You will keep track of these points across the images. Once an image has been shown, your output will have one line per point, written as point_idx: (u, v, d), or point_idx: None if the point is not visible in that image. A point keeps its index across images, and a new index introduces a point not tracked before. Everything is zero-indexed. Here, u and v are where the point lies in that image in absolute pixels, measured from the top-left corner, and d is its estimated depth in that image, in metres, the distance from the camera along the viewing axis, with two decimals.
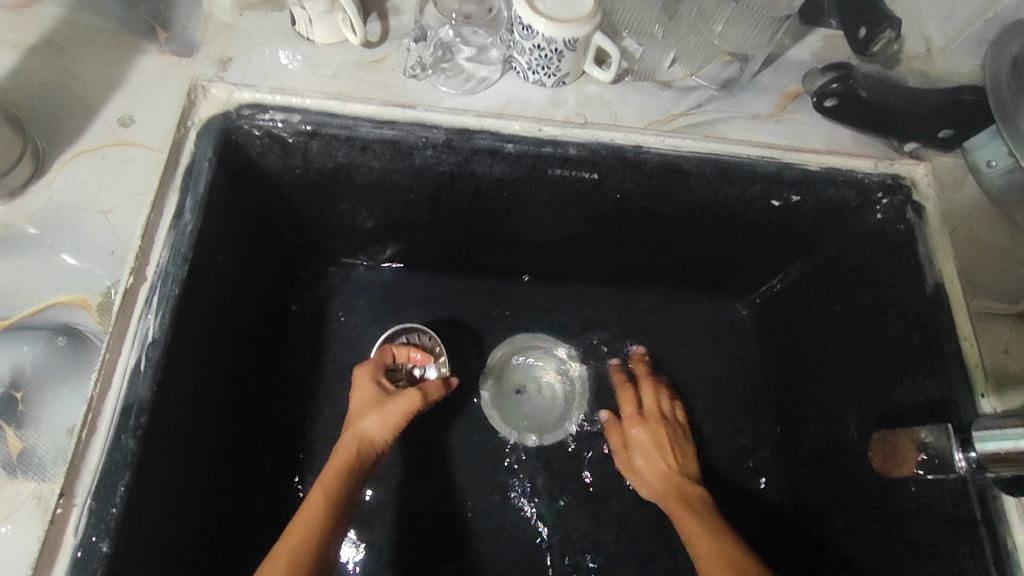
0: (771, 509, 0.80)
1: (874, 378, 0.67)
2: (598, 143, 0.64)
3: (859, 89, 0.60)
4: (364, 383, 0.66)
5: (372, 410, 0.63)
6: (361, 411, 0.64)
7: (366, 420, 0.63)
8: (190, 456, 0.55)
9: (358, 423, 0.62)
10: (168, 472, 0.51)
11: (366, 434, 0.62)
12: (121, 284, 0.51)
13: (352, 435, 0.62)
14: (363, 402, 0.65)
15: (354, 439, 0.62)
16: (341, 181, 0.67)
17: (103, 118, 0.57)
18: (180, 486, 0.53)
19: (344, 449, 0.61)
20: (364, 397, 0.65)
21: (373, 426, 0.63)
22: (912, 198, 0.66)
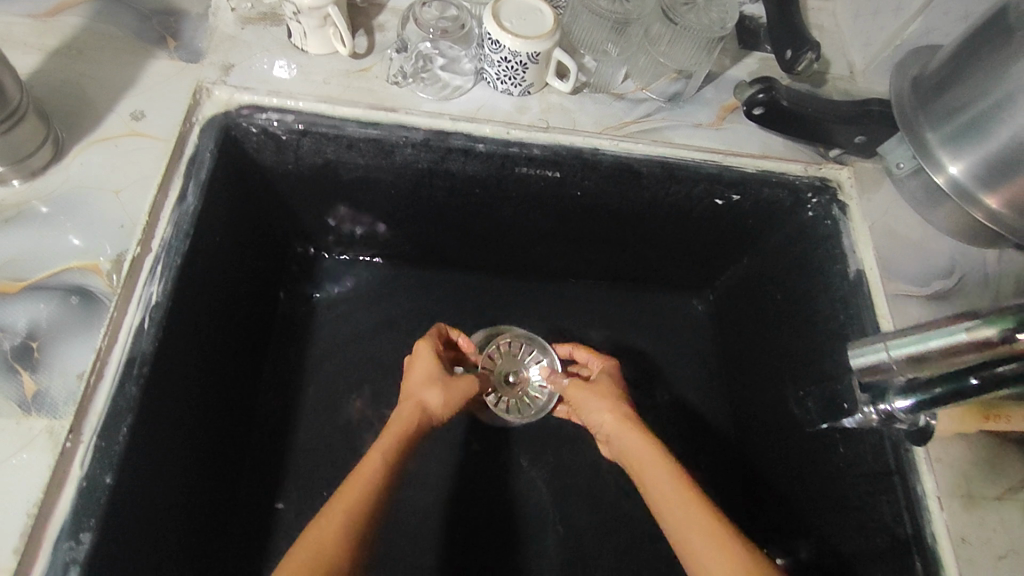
0: (724, 485, 0.86)
1: (803, 354, 0.75)
2: (559, 145, 0.72)
3: (782, 99, 0.69)
4: (422, 358, 0.73)
5: (434, 384, 0.70)
6: (419, 383, 0.70)
7: (427, 392, 0.69)
8: (188, 412, 0.61)
9: (424, 395, 0.69)
10: (168, 421, 0.57)
11: (430, 408, 0.68)
12: (129, 254, 0.58)
13: (412, 404, 0.68)
14: (422, 375, 0.71)
15: (414, 407, 0.67)
16: (330, 176, 0.74)
17: (118, 112, 0.64)
18: (179, 437, 0.59)
19: (405, 415, 0.66)
20: (424, 370, 0.71)
21: (436, 397, 0.69)
22: (838, 197, 0.75)
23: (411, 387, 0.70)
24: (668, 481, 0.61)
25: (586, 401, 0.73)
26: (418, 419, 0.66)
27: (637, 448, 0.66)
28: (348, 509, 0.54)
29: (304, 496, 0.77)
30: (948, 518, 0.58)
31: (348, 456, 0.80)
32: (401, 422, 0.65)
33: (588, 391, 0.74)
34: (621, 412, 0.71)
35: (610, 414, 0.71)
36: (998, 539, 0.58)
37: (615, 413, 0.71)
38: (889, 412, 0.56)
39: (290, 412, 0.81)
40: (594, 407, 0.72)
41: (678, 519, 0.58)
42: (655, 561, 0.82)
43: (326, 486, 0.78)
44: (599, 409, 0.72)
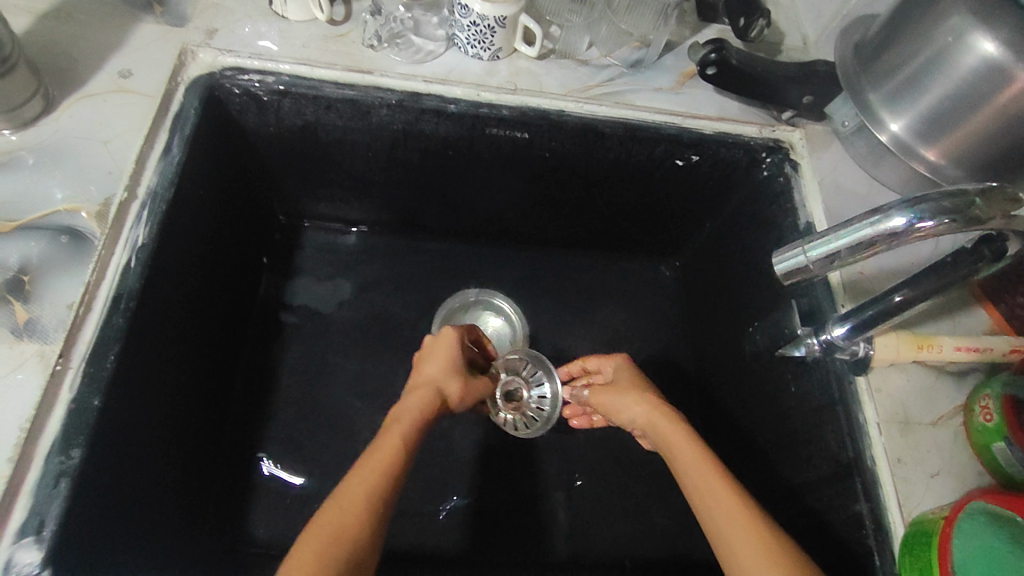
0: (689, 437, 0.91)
1: (757, 304, 0.80)
2: (527, 107, 0.76)
3: (731, 57, 0.73)
4: (447, 346, 0.71)
5: (455, 374, 0.69)
6: (441, 371, 0.69)
7: (449, 380, 0.68)
8: (172, 354, 0.64)
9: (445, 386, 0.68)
10: (152, 359, 0.61)
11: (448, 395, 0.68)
12: (116, 198, 0.61)
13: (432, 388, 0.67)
14: (443, 362, 0.70)
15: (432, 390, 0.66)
16: (310, 138, 0.78)
17: (106, 71, 0.68)
18: (163, 376, 0.63)
19: (424, 400, 0.64)
20: (448, 358, 0.70)
21: (455, 388, 0.69)
22: (789, 156, 0.79)
23: (434, 373, 0.68)
24: (702, 462, 0.56)
25: (614, 399, 0.69)
26: (434, 402, 0.65)
27: (668, 431, 0.62)
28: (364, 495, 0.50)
29: (286, 446, 0.81)
30: (887, 442, 0.63)
31: (329, 407, 0.84)
32: (417, 407, 0.63)
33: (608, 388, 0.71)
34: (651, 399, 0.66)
35: (640, 404, 0.66)
36: (931, 459, 0.62)
37: (643, 403, 0.66)
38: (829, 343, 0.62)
39: (270, 372, 0.85)
40: (619, 401, 0.68)
41: (711, 502, 0.53)
42: (624, 508, 0.86)
43: (308, 436, 0.82)
44: (625, 399, 0.68)
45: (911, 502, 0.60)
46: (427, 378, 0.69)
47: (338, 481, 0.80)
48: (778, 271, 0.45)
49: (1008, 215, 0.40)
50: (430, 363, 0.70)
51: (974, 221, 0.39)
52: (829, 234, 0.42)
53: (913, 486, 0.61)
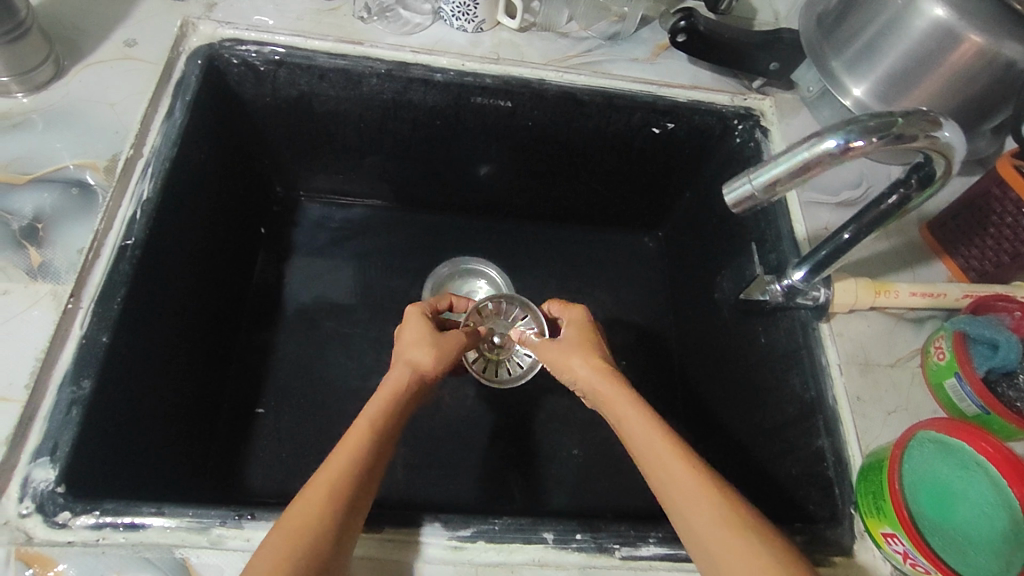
0: (670, 391, 0.94)
1: (725, 265, 0.84)
2: (509, 76, 0.80)
3: (699, 25, 0.76)
4: (413, 320, 0.70)
5: (424, 344, 0.65)
6: (409, 343, 0.66)
7: (415, 351, 0.64)
8: (178, 304, 0.69)
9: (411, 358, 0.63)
10: (158, 307, 0.65)
11: (418, 365, 0.64)
12: (123, 155, 0.65)
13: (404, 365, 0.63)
14: (415, 334, 0.67)
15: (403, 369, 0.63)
16: (303, 108, 0.83)
17: (113, 40, 0.72)
18: (170, 324, 0.67)
19: (393, 381, 0.61)
20: (415, 331, 0.67)
21: (425, 356, 0.64)
22: (760, 123, 0.84)
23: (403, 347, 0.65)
24: (656, 436, 0.53)
25: (556, 355, 0.65)
26: (408, 384, 0.62)
27: (617, 402, 0.58)
28: (326, 484, 0.50)
29: (282, 404, 0.85)
30: (847, 380, 0.65)
31: (324, 368, 0.88)
32: (388, 391, 0.60)
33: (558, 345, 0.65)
34: (595, 361, 0.62)
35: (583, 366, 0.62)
36: (889, 397, 0.64)
37: (585, 363, 0.62)
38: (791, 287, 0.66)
39: (268, 337, 0.89)
40: (564, 359, 0.64)
41: (667, 484, 0.50)
42: (606, 463, 0.90)
43: (304, 395, 0.86)
44: (568, 359, 0.64)
45: (869, 437, 0.62)
46: (401, 355, 0.66)
47: (333, 436, 0.84)
48: (728, 202, 0.47)
49: (928, 134, 0.45)
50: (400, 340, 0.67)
51: (898, 139, 0.44)
52: (769, 162, 0.45)
53: (871, 421, 0.63)
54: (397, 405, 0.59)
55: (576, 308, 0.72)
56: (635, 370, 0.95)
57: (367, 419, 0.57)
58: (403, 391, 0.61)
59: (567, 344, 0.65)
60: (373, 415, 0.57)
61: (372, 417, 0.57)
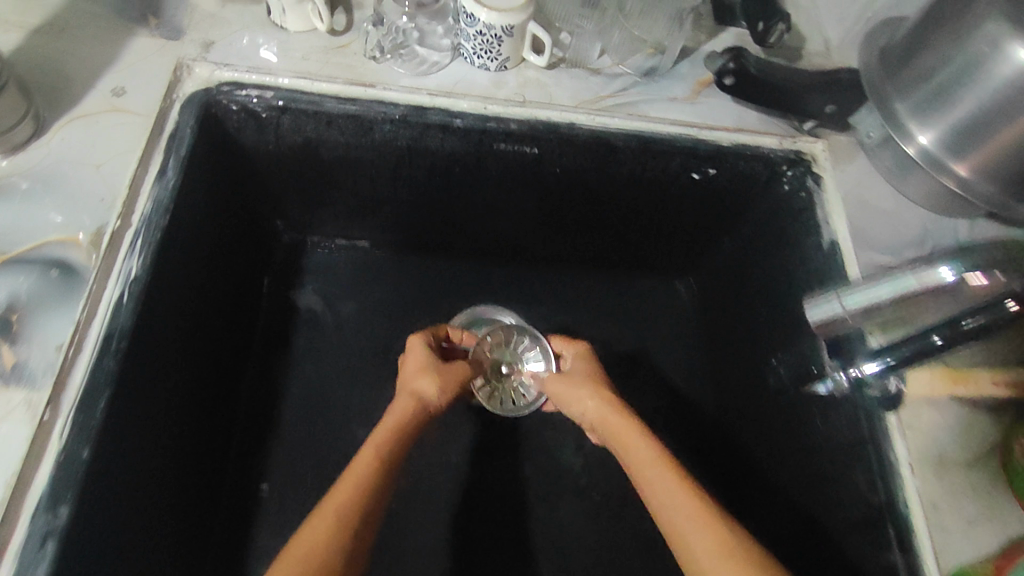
0: (703, 469, 0.90)
1: (778, 330, 0.78)
2: (536, 120, 0.73)
3: (750, 68, 0.70)
4: (417, 349, 0.76)
5: (430, 374, 0.72)
6: (416, 375, 0.73)
7: (421, 380, 0.71)
8: (184, 385, 0.66)
9: (415, 386, 0.70)
10: (165, 390, 0.62)
11: (423, 396, 0.70)
12: (109, 227, 0.59)
13: (410, 394, 0.70)
14: (419, 364, 0.74)
15: (410, 397, 0.70)
16: (311, 155, 0.76)
17: (99, 88, 0.65)
18: (179, 406, 0.65)
19: (401, 407, 0.68)
20: (418, 361, 0.74)
21: (430, 387, 0.71)
22: (811, 170, 0.76)
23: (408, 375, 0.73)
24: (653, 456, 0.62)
25: (568, 389, 0.74)
26: (413, 411, 0.68)
27: (623, 430, 0.67)
28: (342, 502, 0.55)
29: (292, 473, 0.80)
30: (920, 484, 0.59)
31: (336, 431, 0.83)
32: (394, 418, 0.66)
33: (568, 381, 0.74)
34: (604, 397, 0.71)
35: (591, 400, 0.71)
36: (971, 506, 0.58)
37: (597, 399, 0.71)
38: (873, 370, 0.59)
39: (274, 396, 0.83)
40: (574, 394, 0.73)
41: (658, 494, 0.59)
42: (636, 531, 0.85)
43: (316, 464, 0.81)
44: (578, 394, 0.73)
45: (947, 553, 0.56)
46: (407, 384, 0.72)
47: None
48: None
49: None
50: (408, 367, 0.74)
51: None
52: None
53: (949, 535, 0.57)
54: (404, 431, 0.65)
55: (581, 347, 0.81)
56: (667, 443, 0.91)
57: (371, 451, 0.61)
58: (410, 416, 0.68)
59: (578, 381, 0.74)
60: (382, 438, 0.64)
61: (382, 441, 0.63)
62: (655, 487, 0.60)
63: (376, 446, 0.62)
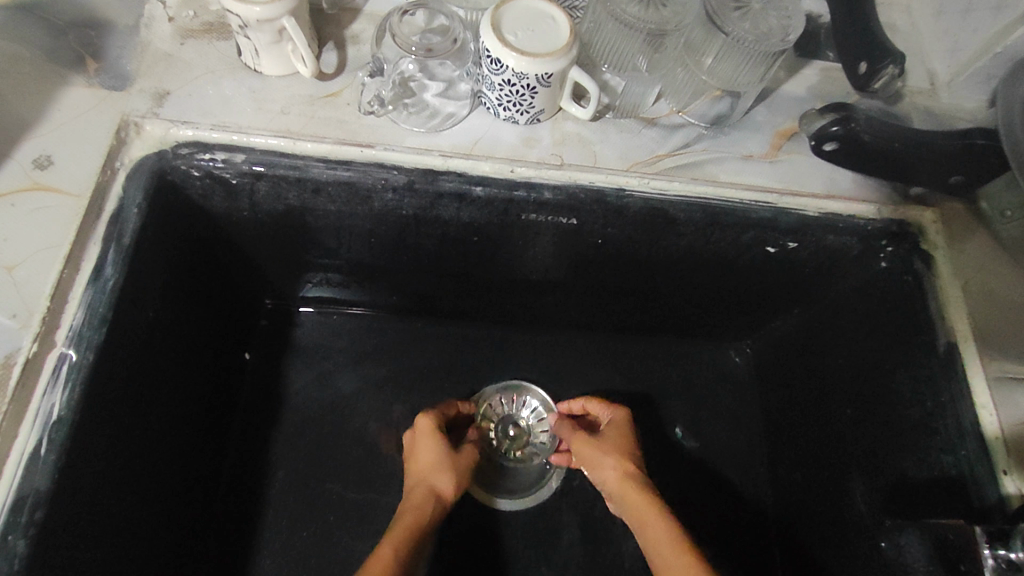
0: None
1: (882, 447, 0.60)
2: (576, 185, 0.57)
3: (862, 133, 0.56)
4: (423, 437, 0.64)
5: (443, 467, 0.62)
6: (432, 465, 0.61)
7: (439, 477, 0.61)
8: (145, 508, 0.55)
9: (425, 478, 0.60)
10: (118, 526, 0.51)
11: (436, 489, 0.60)
12: (22, 354, 0.45)
13: (424, 490, 0.59)
14: (430, 456, 0.62)
15: (424, 492, 0.59)
16: (296, 224, 0.61)
17: (17, 158, 0.52)
18: (139, 527, 0.54)
19: (416, 507, 0.57)
20: (428, 446, 0.63)
21: (444, 481, 0.61)
22: (920, 246, 0.60)
23: (417, 466, 0.62)
24: (671, 539, 0.52)
25: (590, 454, 0.62)
26: (428, 507, 0.58)
27: (644, 507, 0.56)
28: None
29: None
30: None
31: (327, 549, 0.68)
32: (411, 518, 0.56)
33: (591, 444, 0.63)
34: (629, 468, 0.60)
35: (614, 470, 0.60)
36: None
37: (627, 472, 0.59)
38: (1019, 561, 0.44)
39: (256, 506, 0.69)
40: (594, 459, 0.62)
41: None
42: None
43: None
44: (601, 461, 0.61)
45: None
46: (416, 475, 0.62)
47: None
48: None
49: None
50: (420, 455, 0.62)
51: None
52: None
53: None
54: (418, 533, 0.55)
55: (606, 409, 0.69)
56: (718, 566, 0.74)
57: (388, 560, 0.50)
58: (427, 512, 0.57)
59: (601, 442, 0.63)
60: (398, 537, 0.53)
61: (397, 543, 0.52)
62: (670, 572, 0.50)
63: (390, 550, 0.51)
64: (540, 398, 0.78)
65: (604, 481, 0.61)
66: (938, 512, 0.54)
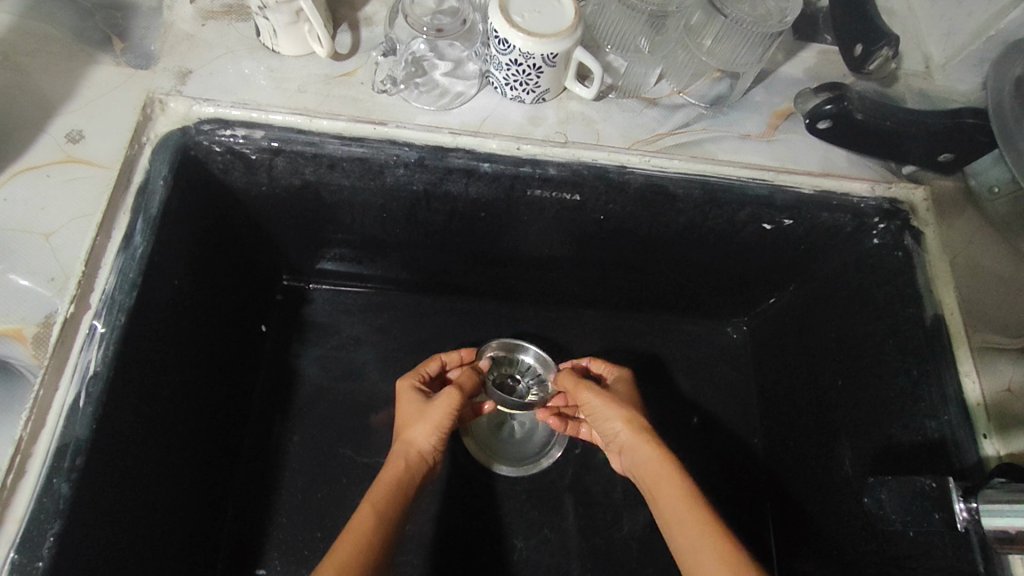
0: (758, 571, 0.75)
1: (870, 413, 0.63)
2: (579, 163, 0.60)
3: (854, 111, 0.58)
4: (406, 398, 0.67)
5: (416, 419, 0.64)
6: (412, 420, 0.64)
7: (413, 431, 0.63)
8: (179, 466, 0.59)
9: (404, 436, 0.63)
10: (155, 477, 0.55)
11: (412, 444, 0.63)
12: (60, 315, 0.49)
13: (402, 445, 0.63)
14: (412, 410, 0.65)
15: (403, 449, 0.62)
16: (310, 198, 0.64)
17: (51, 133, 0.55)
18: (177, 484, 0.59)
19: (394, 465, 0.61)
20: (412, 404, 0.66)
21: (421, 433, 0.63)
22: (911, 222, 0.62)
23: (403, 420, 0.65)
24: (675, 489, 0.56)
25: (596, 406, 0.65)
26: (409, 464, 0.61)
27: (655, 465, 0.59)
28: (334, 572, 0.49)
29: (289, 559, 0.69)
30: None
31: (340, 512, 0.72)
32: (392, 476, 0.59)
33: (598, 395, 0.65)
34: (636, 422, 0.62)
35: (620, 425, 0.63)
36: None
37: (627, 425, 0.62)
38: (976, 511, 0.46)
39: (273, 467, 0.72)
40: (599, 413, 0.65)
41: (676, 520, 0.54)
42: None
43: (319, 555, 0.70)
44: (605, 417, 0.64)
45: None
46: (402, 432, 0.64)
47: None
48: None
49: None
50: (404, 409, 0.66)
51: None
52: None
53: None
54: (400, 488, 0.59)
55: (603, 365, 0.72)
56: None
57: (372, 510, 0.55)
58: (400, 467, 0.61)
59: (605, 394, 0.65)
60: (378, 495, 0.57)
61: (375, 500, 0.56)
62: (681, 519, 0.54)
63: (370, 507, 0.55)
64: (535, 354, 0.76)
65: (609, 431, 0.64)
66: (919, 469, 0.57)
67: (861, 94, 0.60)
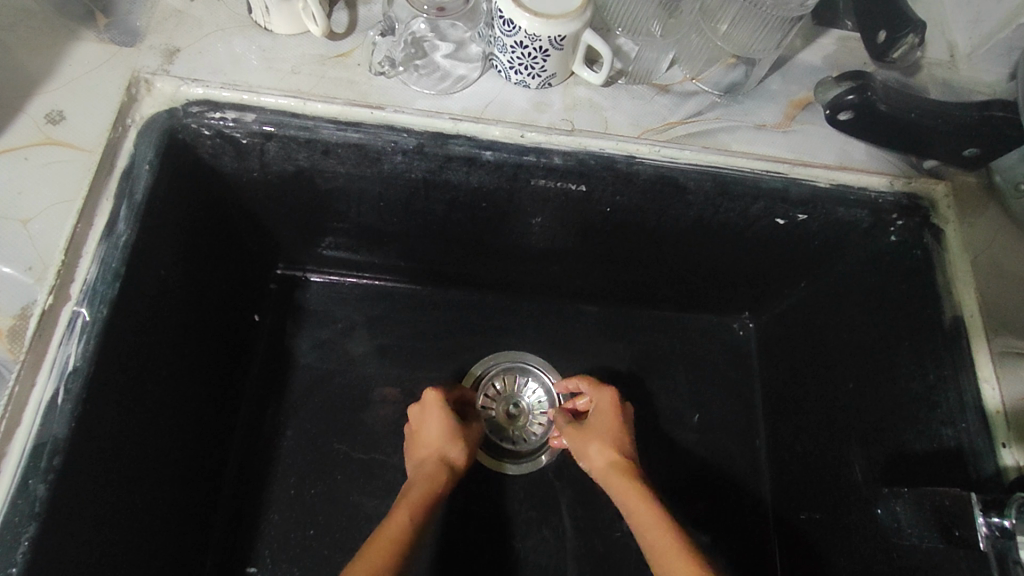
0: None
1: (882, 418, 0.61)
2: (585, 152, 0.57)
3: (878, 101, 0.56)
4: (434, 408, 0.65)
5: (454, 437, 0.63)
6: (444, 435, 0.63)
7: (452, 446, 0.62)
8: (166, 473, 0.57)
9: (437, 449, 0.62)
10: (139, 483, 0.53)
11: (445, 459, 0.61)
12: (38, 306, 0.46)
13: (433, 458, 0.61)
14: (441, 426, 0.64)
15: (436, 462, 0.60)
16: (304, 185, 0.61)
17: (29, 114, 0.52)
18: (163, 491, 0.57)
19: (429, 474, 0.58)
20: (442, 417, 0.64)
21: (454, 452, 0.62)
22: (931, 219, 0.60)
23: (428, 432, 0.63)
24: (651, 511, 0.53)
25: (580, 439, 0.63)
26: (439, 476, 0.59)
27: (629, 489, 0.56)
28: None
29: (281, 556, 0.67)
30: None
31: (334, 508, 0.70)
32: (424, 487, 0.57)
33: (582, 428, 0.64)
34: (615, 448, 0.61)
35: (602, 457, 0.60)
36: None
37: (608, 451, 0.60)
38: (1012, 529, 0.43)
39: (266, 462, 0.70)
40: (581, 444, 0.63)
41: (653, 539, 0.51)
42: None
43: (311, 552, 0.68)
44: (587, 445, 0.62)
45: None
46: (428, 447, 0.62)
47: None
48: None
49: None
50: (433, 420, 0.64)
51: None
52: None
53: None
54: (432, 500, 0.56)
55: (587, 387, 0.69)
56: (717, 542, 0.75)
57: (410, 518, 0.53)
58: (431, 481, 0.58)
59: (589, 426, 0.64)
60: (414, 504, 0.55)
61: (412, 512, 0.53)
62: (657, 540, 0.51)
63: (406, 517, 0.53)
64: (530, 367, 0.79)
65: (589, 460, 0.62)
66: (935, 482, 0.55)
67: (885, 83, 0.58)
